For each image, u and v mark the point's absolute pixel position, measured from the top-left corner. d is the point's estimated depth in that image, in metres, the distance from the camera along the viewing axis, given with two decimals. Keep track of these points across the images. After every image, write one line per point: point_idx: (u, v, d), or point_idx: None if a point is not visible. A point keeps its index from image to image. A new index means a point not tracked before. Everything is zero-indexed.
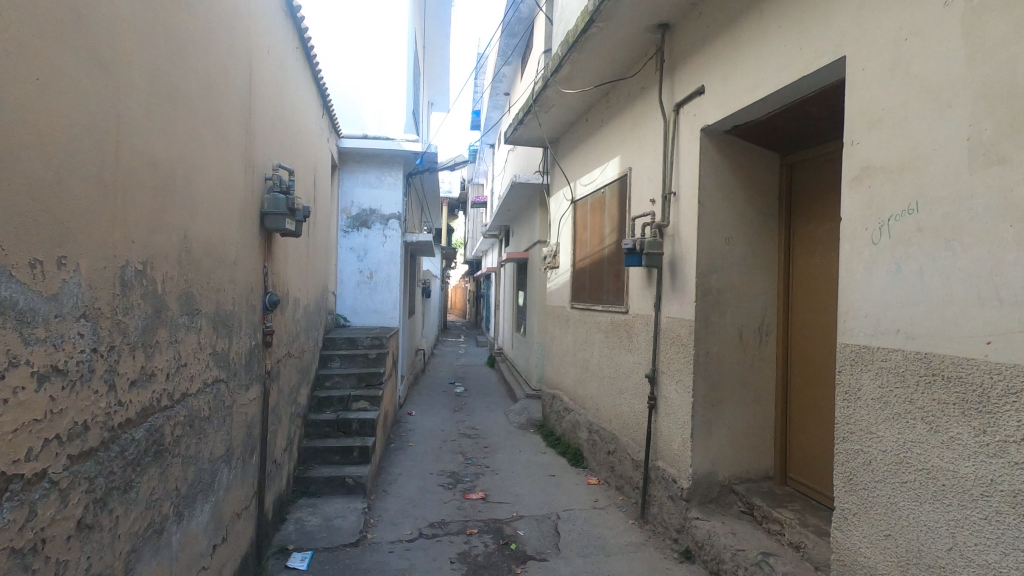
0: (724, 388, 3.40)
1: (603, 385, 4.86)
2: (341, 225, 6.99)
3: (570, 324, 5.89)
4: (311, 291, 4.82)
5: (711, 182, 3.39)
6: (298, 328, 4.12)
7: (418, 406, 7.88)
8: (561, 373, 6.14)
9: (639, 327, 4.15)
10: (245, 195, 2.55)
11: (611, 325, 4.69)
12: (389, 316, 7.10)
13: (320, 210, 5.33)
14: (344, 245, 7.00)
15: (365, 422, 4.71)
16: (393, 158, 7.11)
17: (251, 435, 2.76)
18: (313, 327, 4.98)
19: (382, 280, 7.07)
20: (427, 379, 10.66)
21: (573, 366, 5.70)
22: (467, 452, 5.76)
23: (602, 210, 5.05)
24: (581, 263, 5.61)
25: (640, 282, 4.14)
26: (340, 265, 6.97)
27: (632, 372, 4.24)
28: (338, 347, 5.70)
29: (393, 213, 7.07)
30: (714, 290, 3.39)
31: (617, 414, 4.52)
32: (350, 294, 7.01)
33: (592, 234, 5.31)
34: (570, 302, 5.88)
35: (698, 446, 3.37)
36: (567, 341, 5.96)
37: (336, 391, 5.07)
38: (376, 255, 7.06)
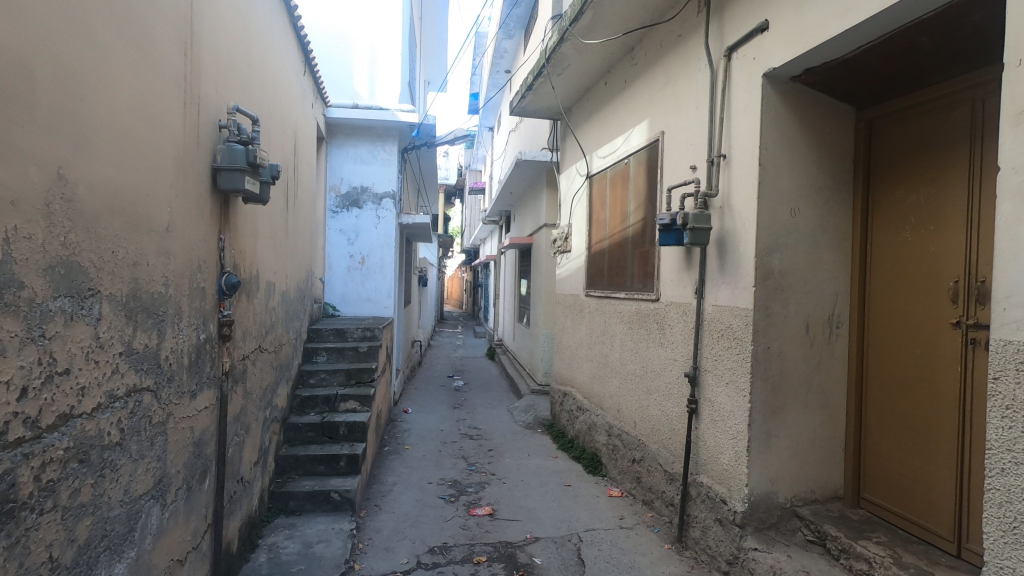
0: (787, 391, 2.81)
1: (626, 384, 4.27)
2: (329, 205, 6.33)
3: (584, 314, 5.28)
4: (292, 275, 4.18)
5: (775, 140, 2.77)
6: (274, 318, 3.51)
7: (414, 403, 7.28)
8: (573, 369, 5.54)
9: (674, 317, 3.55)
10: (185, 141, 1.92)
11: (638, 315, 4.08)
12: (383, 305, 6.47)
13: (304, 185, 4.69)
14: (332, 227, 6.35)
15: (355, 426, 4.10)
16: (386, 131, 6.45)
17: (200, 455, 2.15)
18: (295, 317, 4.35)
19: (374, 265, 6.44)
20: (424, 372, 10.06)
21: (589, 361, 5.10)
22: (470, 457, 5.15)
23: (626, 183, 4.43)
24: (598, 246, 4.99)
25: (676, 264, 3.53)
26: (328, 248, 6.33)
27: (665, 369, 3.64)
28: (325, 340, 5.08)
29: (387, 192, 6.42)
30: (777, 272, 2.78)
31: (645, 417, 3.93)
32: (339, 281, 6.37)
33: (613, 211, 4.69)
34: (585, 289, 5.26)
35: (755, 462, 2.78)
36: (581, 333, 5.35)
37: (321, 390, 4.45)
38: (369, 238, 6.42)
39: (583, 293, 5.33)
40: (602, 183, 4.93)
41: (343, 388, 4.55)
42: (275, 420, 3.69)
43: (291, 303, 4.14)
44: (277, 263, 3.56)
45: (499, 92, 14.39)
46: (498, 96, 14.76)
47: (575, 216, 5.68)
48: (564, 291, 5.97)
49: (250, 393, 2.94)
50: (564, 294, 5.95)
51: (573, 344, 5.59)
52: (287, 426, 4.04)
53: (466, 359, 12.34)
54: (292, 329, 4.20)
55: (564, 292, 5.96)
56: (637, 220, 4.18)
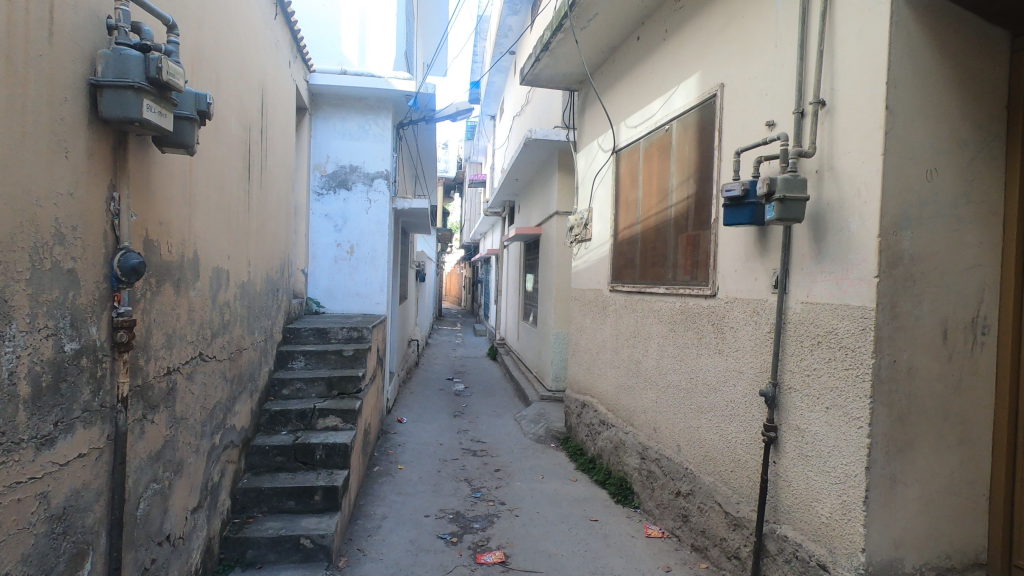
0: (917, 420, 2.05)
1: (667, 398, 3.51)
2: (313, 186, 5.55)
3: (608, 313, 4.52)
4: (260, 264, 3.41)
5: (907, 75, 2.00)
6: (228, 316, 2.74)
7: (410, 411, 6.51)
8: (594, 376, 4.78)
9: (741, 318, 2.78)
10: (12, 19, 1.15)
11: (685, 314, 3.31)
12: (374, 301, 5.70)
13: (277, 156, 3.91)
14: (317, 211, 5.56)
15: (335, 449, 3.34)
16: (379, 102, 5.66)
17: (67, 531, 1.38)
18: (264, 314, 3.58)
19: (364, 255, 5.66)
20: (422, 374, 9.32)
21: (615, 368, 4.34)
22: (475, 479, 4.40)
23: (666, 155, 3.66)
24: (628, 233, 4.23)
25: (744, 250, 2.77)
26: (312, 235, 5.55)
27: (726, 383, 2.88)
28: (304, 342, 4.30)
29: (379, 171, 5.65)
30: (908, 257, 2.02)
31: (695, 441, 3.17)
32: (324, 273, 5.60)
33: (648, 190, 3.92)
34: (609, 284, 4.49)
35: (875, 519, 2.02)
36: (604, 335, 4.59)
37: (296, 402, 3.68)
38: (358, 224, 5.64)
39: (607, 288, 4.57)
40: (632, 158, 4.17)
41: (322, 400, 3.78)
42: (232, 444, 2.92)
43: (257, 297, 3.36)
44: (233, 246, 2.79)
45: (502, 76, 13.59)
46: (501, 81, 13.98)
47: (596, 200, 4.91)
48: (582, 287, 5.19)
49: (184, 417, 2.18)
50: (582, 289, 5.18)
51: (593, 348, 4.83)
52: (251, 449, 3.27)
53: (466, 358, 11.59)
54: (258, 329, 3.43)
55: (582, 287, 5.19)
56: (683, 198, 3.42)
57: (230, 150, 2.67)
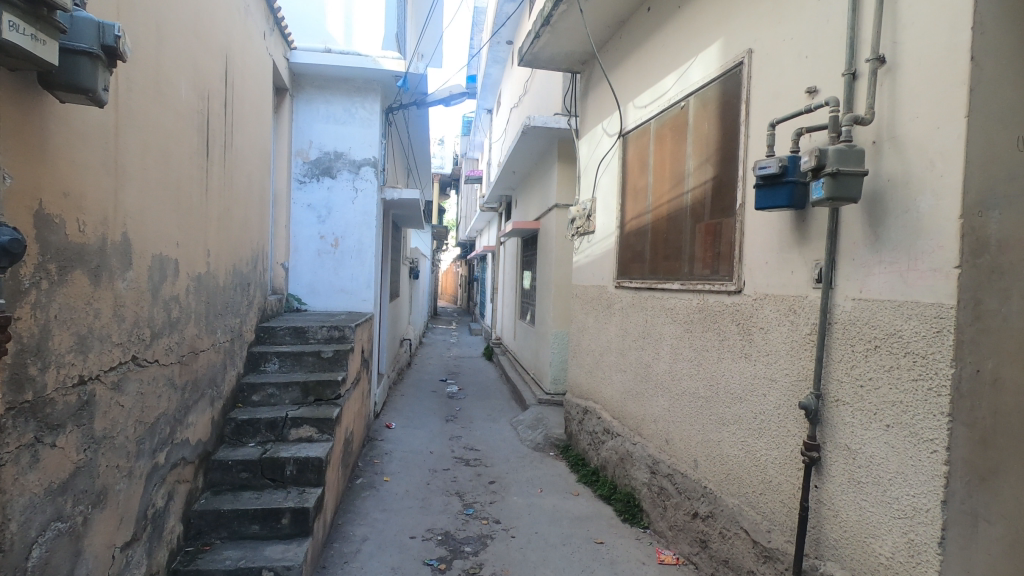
0: (1002, 443, 1.68)
1: (681, 406, 3.14)
2: (294, 173, 5.14)
3: (614, 311, 4.15)
4: (223, 254, 3.01)
5: (993, 20, 1.64)
6: (177, 313, 2.35)
7: (400, 416, 6.12)
8: (597, 381, 4.41)
9: (773, 318, 2.41)
10: None
11: (704, 313, 2.94)
12: (360, 297, 5.31)
13: (248, 134, 3.52)
14: (298, 200, 5.16)
15: (308, 463, 2.95)
16: (366, 84, 5.27)
17: None
18: (230, 312, 3.18)
19: (349, 248, 5.26)
20: (414, 375, 8.93)
21: (621, 371, 3.97)
22: (467, 493, 4.02)
23: (682, 135, 3.28)
24: (637, 224, 3.85)
25: (777, 239, 2.40)
26: (293, 227, 5.15)
27: (754, 392, 2.51)
28: (279, 342, 3.91)
29: (366, 158, 5.26)
30: (993, 244, 1.65)
31: (715, 457, 2.80)
32: (306, 267, 5.20)
33: (660, 176, 3.54)
34: (615, 280, 4.12)
35: (954, 565, 1.64)
36: (609, 336, 4.22)
37: (266, 410, 3.29)
38: (343, 215, 5.24)
39: (612, 284, 4.20)
40: (642, 142, 3.78)
41: (296, 407, 3.39)
42: (185, 461, 2.53)
43: (220, 292, 2.97)
44: (184, 231, 2.40)
45: (500, 67, 13.19)
46: (499, 72, 13.58)
47: (600, 189, 4.53)
48: (584, 283, 4.81)
49: (110, 435, 1.79)
50: (584, 286, 4.80)
51: (597, 349, 4.45)
52: (211, 465, 2.88)
53: (460, 358, 11.20)
54: (222, 328, 3.03)
55: (584, 284, 4.81)
56: (701, 183, 3.05)
57: (178, 118, 2.28)
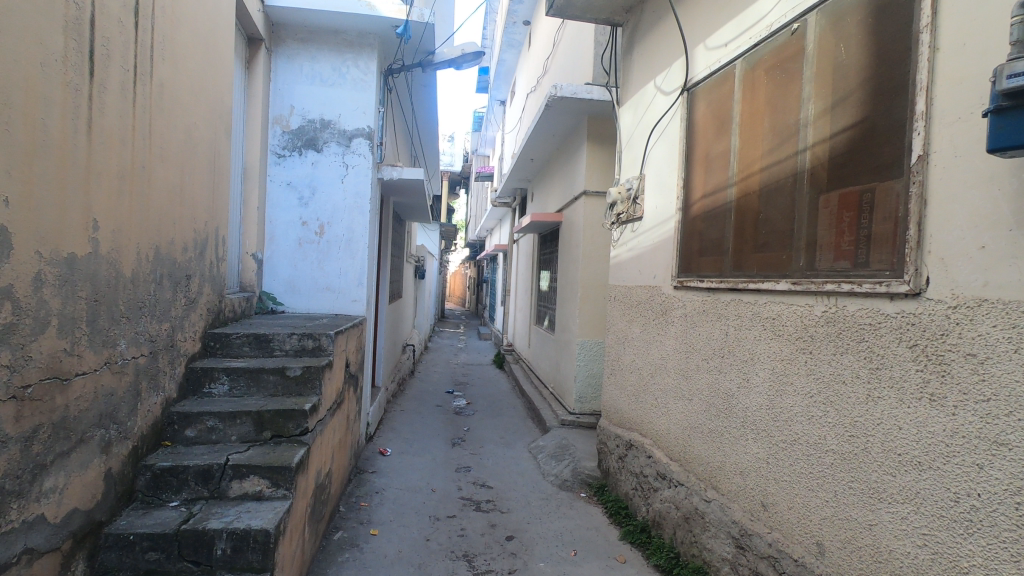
0: None
1: (791, 461, 2.18)
2: (271, 144, 4.24)
3: (672, 321, 3.18)
4: (132, 232, 2.08)
5: None
6: (7, 319, 1.42)
7: (397, 439, 5.18)
8: (646, 409, 3.45)
9: (1001, 341, 1.43)
10: None
11: (838, 327, 1.97)
12: (349, 297, 4.35)
13: (192, 75, 2.60)
14: (276, 178, 4.25)
15: (246, 539, 1.99)
16: (360, 39, 4.35)
17: None
18: (149, 316, 2.25)
19: (336, 237, 4.33)
20: (419, 386, 8.01)
21: (684, 400, 3.01)
22: (477, 555, 3.07)
23: (792, 73, 2.32)
24: (711, 204, 2.90)
25: (1012, 209, 1.43)
26: (269, 210, 4.24)
27: (955, 460, 1.53)
28: (235, 354, 2.98)
29: (359, 128, 4.33)
30: None
31: (861, 549, 1.84)
32: (284, 259, 4.28)
33: (753, 135, 2.58)
34: (675, 278, 3.15)
35: None
36: (664, 351, 3.26)
37: (201, 453, 2.35)
38: (330, 198, 4.32)
39: (670, 285, 3.23)
40: (721, 94, 2.83)
41: (245, 448, 2.44)
42: (37, 553, 1.60)
43: (125, 287, 2.04)
44: (26, 184, 1.48)
45: (515, 53, 12.23)
46: (514, 58, 12.62)
47: (652, 164, 3.56)
48: (627, 284, 3.84)
49: None
50: (627, 288, 3.84)
51: (646, 369, 3.49)
52: (105, 541, 1.94)
53: (469, 366, 10.26)
54: (130, 340, 2.11)
55: (627, 285, 3.84)
56: (832, 135, 2.08)
57: None
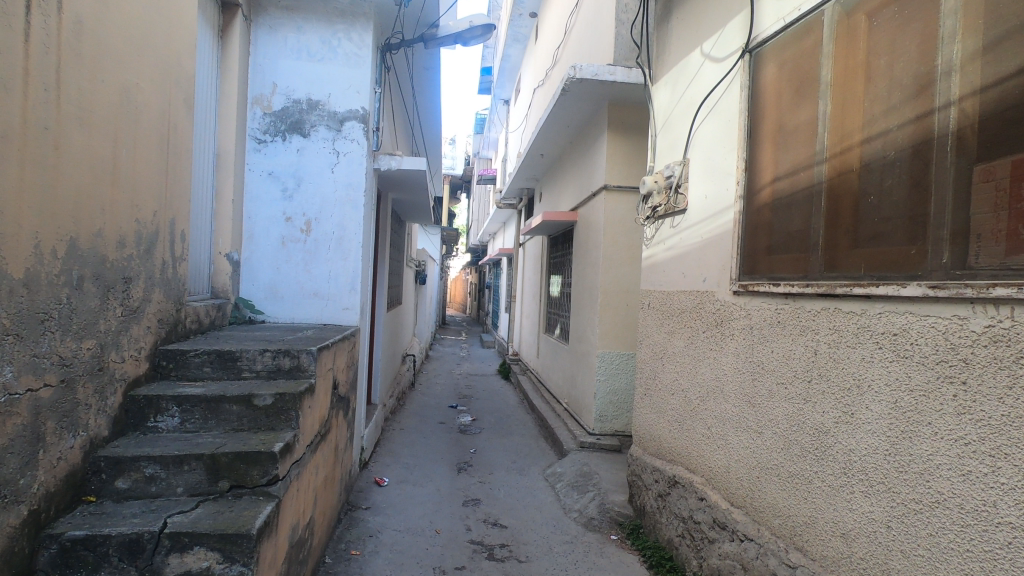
0: None
1: (932, 530, 1.60)
2: (250, 128, 3.68)
3: (732, 334, 2.60)
4: (25, 217, 1.51)
5: None
6: None
7: (396, 465, 4.59)
8: (696, 439, 2.87)
9: None
10: None
11: (1017, 350, 1.39)
12: (340, 305, 3.77)
13: (133, 23, 2.05)
14: (256, 166, 3.69)
15: None
16: (354, 7, 3.79)
17: None
18: (60, 331, 1.68)
19: (325, 235, 3.75)
20: (420, 400, 7.42)
21: (751, 433, 2.43)
22: None
23: (918, 8, 1.75)
24: (787, 189, 2.33)
25: None
26: (248, 204, 3.67)
27: None
28: (193, 377, 2.40)
29: (353, 110, 3.77)
30: None
31: None
32: (264, 261, 3.70)
33: (853, 97, 2.01)
34: (736, 283, 2.57)
35: None
36: (720, 371, 2.68)
37: (132, 515, 1.77)
38: (318, 190, 3.74)
39: (728, 290, 2.65)
40: (802, 51, 2.26)
41: (193, 505, 1.85)
42: None
43: (13, 294, 1.46)
44: None
45: (520, 48, 11.70)
46: (519, 54, 12.09)
47: (700, 146, 2.99)
48: (667, 289, 3.26)
49: None
50: (666, 295, 3.26)
51: (693, 391, 2.91)
52: None
53: (472, 377, 9.67)
54: (26, 365, 1.53)
55: (667, 291, 3.26)
56: (991, 83, 1.52)
57: None
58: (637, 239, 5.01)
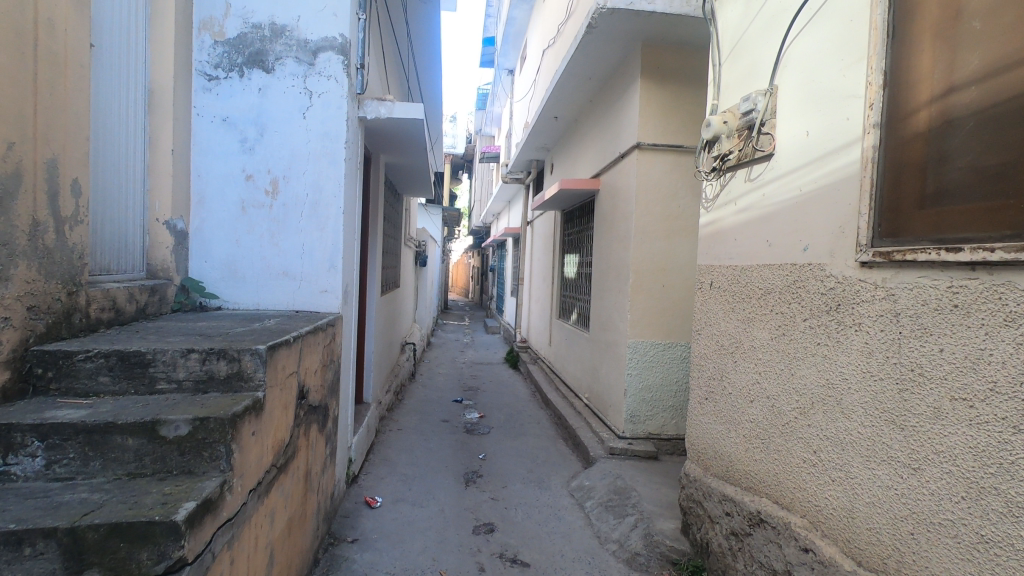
0: None
1: None
2: (197, 60, 2.87)
3: (859, 324, 1.84)
4: None
5: None
6: None
7: (391, 477, 3.87)
8: (792, 465, 2.13)
9: None
10: None
11: None
12: (316, 286, 2.99)
13: None
14: (206, 109, 2.89)
15: None
16: None
17: None
18: None
19: (297, 199, 2.97)
20: (421, 393, 6.70)
21: (897, 468, 1.67)
22: None
23: None
24: (968, 102, 1.54)
25: None
26: (197, 158, 2.89)
27: None
28: (86, 392, 1.65)
29: (328, 38, 2.96)
30: None
31: None
32: (219, 232, 2.92)
33: None
34: (868, 251, 1.79)
35: None
36: (836, 375, 1.93)
37: None
38: (286, 141, 2.95)
39: (852, 260, 1.88)
40: None
41: None
42: None
43: None
44: None
45: (527, 9, 10.75)
46: (526, 17, 11.18)
47: (796, 65, 2.19)
48: (743, 264, 2.49)
49: None
50: (741, 272, 2.49)
51: (787, 400, 2.16)
52: None
53: (477, 367, 8.93)
54: None
55: (743, 266, 2.49)
56: None
57: None
58: (674, 209, 4.26)
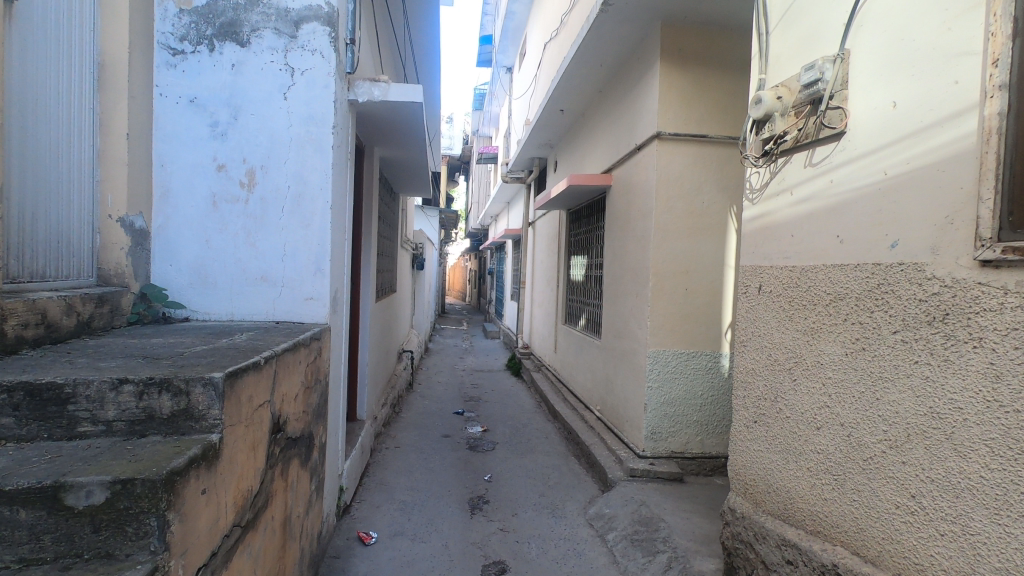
0: None
1: None
2: (158, 31, 2.47)
3: (980, 340, 1.45)
4: None
5: None
6: None
7: (388, 505, 3.46)
8: (881, 512, 1.73)
9: None
10: None
11: None
12: (299, 292, 2.59)
13: None
14: (170, 89, 2.49)
15: None
16: None
17: None
18: None
19: (277, 192, 2.57)
20: (419, 404, 6.29)
21: None
22: None
23: None
24: None
25: None
26: (159, 145, 2.49)
27: None
28: None
29: (312, 6, 2.57)
30: None
31: None
32: (186, 230, 2.52)
33: None
34: (996, 247, 1.40)
35: None
36: (946, 404, 1.53)
37: None
38: (263, 125, 2.55)
39: (967, 259, 1.49)
40: None
41: None
42: None
43: None
44: None
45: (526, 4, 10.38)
46: (525, 11, 10.81)
47: (876, 21, 1.81)
48: (804, 264, 2.10)
49: None
50: (801, 273, 2.11)
51: (871, 431, 1.77)
52: None
53: (478, 375, 8.52)
54: None
55: (804, 267, 2.10)
56: None
57: None
58: (697, 205, 3.87)
